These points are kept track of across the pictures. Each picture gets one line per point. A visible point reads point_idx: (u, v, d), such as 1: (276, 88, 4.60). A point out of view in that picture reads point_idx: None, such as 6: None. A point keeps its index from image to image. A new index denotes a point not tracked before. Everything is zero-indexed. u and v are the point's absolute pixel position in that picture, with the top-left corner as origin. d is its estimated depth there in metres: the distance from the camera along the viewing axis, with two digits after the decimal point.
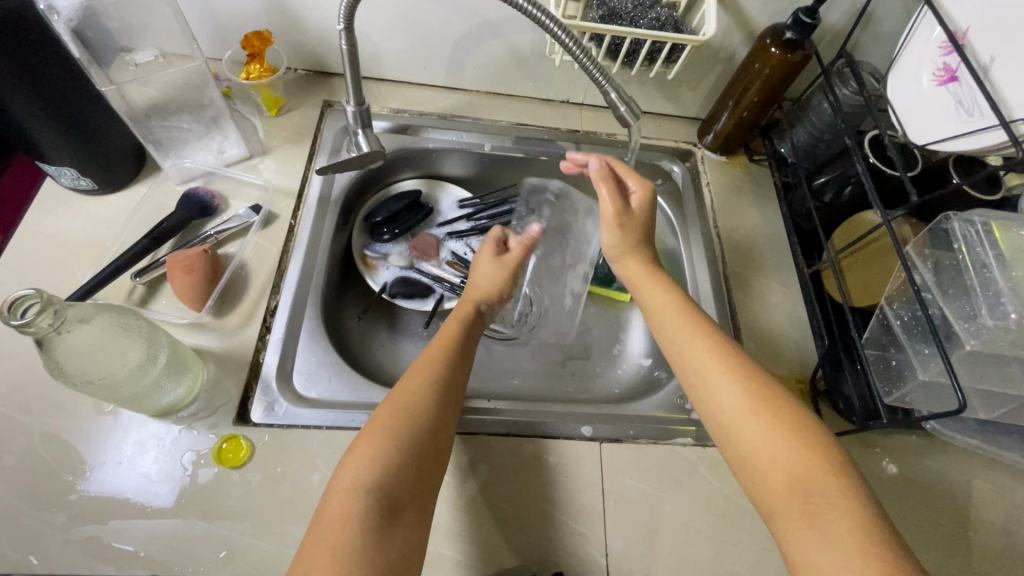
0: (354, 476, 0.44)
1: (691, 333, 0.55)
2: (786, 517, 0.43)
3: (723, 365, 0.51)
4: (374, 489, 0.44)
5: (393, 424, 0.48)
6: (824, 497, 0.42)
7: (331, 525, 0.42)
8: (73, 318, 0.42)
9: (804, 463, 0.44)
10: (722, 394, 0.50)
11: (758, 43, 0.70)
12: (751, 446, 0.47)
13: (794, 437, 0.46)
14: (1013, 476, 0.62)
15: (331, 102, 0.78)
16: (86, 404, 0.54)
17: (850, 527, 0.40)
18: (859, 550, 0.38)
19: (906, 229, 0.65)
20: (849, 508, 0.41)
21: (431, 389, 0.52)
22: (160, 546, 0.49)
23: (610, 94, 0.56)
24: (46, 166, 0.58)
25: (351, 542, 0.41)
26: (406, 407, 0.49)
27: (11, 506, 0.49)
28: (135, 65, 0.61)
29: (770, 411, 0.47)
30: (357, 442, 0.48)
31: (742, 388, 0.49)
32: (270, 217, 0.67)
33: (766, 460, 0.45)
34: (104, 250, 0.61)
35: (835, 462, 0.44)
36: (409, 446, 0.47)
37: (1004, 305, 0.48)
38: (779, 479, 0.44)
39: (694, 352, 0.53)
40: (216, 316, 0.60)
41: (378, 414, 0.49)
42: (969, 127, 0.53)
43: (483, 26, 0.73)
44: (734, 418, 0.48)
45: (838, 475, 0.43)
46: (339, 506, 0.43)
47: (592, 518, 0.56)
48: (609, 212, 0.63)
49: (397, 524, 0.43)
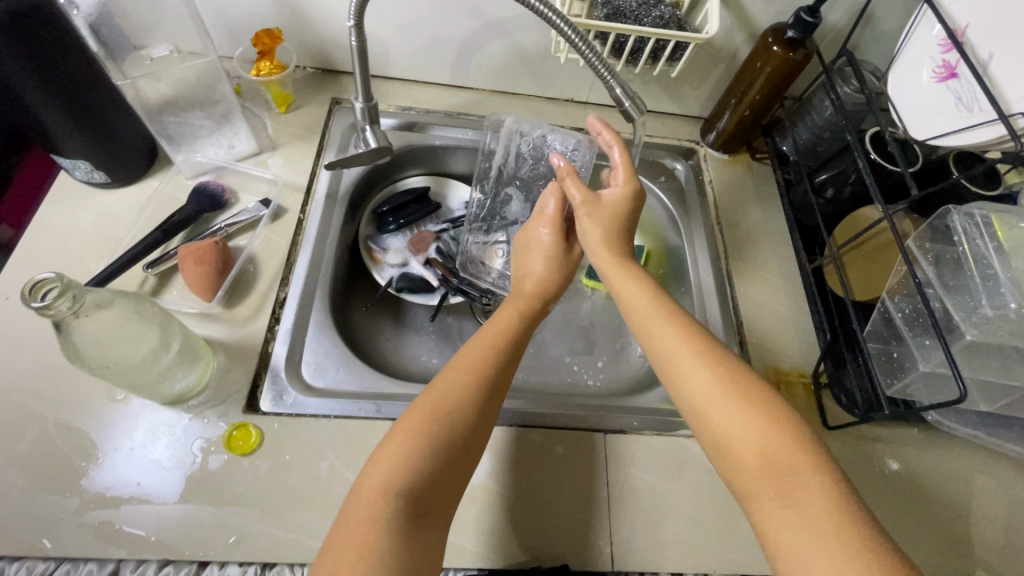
0: (385, 478, 0.43)
1: (660, 318, 0.53)
2: (763, 502, 0.43)
3: (694, 351, 0.50)
4: (405, 492, 0.43)
5: (432, 426, 0.46)
6: (799, 478, 0.42)
7: (360, 524, 0.41)
8: (92, 303, 0.43)
9: (777, 448, 0.44)
10: (694, 380, 0.49)
11: (761, 42, 0.71)
12: (725, 432, 0.46)
13: (764, 419, 0.45)
14: (1014, 469, 0.62)
15: (339, 100, 0.79)
16: (99, 392, 0.55)
17: (827, 509, 0.40)
18: (836, 534, 0.39)
19: (907, 224, 0.66)
20: (825, 491, 0.41)
21: (474, 387, 0.49)
22: (171, 531, 0.50)
23: (615, 89, 0.58)
24: (61, 159, 0.60)
25: (378, 542, 0.40)
26: (450, 407, 0.48)
27: (25, 490, 0.50)
28: (150, 60, 0.63)
29: (741, 395, 0.47)
30: (387, 440, 0.46)
31: (714, 373, 0.48)
32: (279, 211, 0.68)
33: (740, 446, 0.45)
34: (117, 241, 0.62)
35: (801, 440, 0.44)
36: (445, 451, 0.46)
37: (1003, 295, 0.49)
38: (755, 464, 0.44)
39: (664, 336, 0.52)
40: (226, 307, 0.61)
41: (411, 411, 0.48)
42: (968, 123, 0.54)
43: (490, 25, 0.74)
44: (709, 403, 0.47)
45: (810, 455, 0.43)
46: (368, 506, 0.42)
47: (596, 508, 0.56)
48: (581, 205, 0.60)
49: (424, 525, 0.43)
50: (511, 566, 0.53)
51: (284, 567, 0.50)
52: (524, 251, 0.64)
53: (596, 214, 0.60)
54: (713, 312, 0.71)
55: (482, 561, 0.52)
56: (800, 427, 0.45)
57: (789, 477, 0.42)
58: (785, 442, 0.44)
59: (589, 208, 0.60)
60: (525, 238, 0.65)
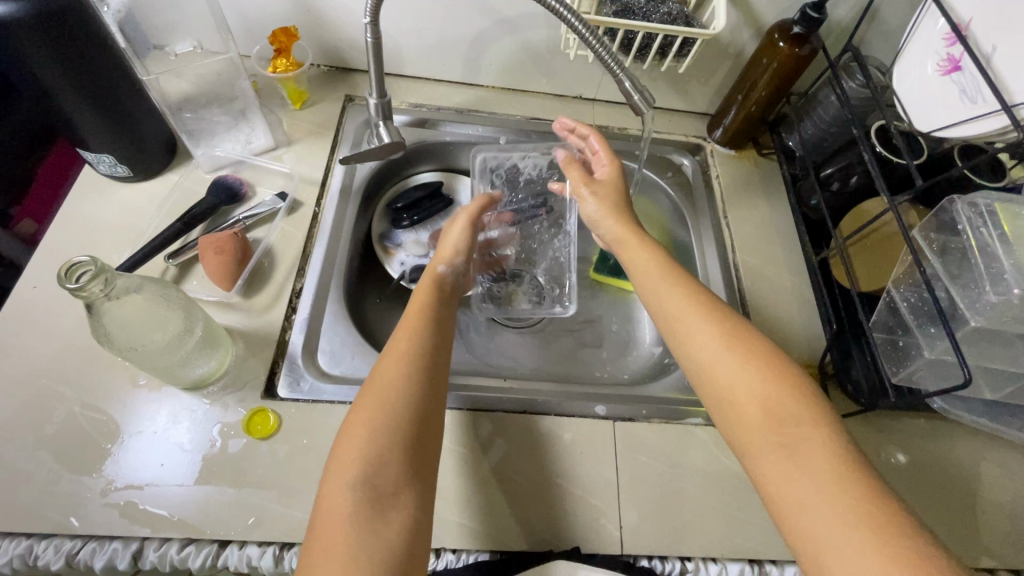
0: (344, 475, 0.46)
1: (665, 282, 0.57)
2: (763, 455, 0.45)
3: (698, 314, 0.53)
4: (362, 482, 0.45)
5: (376, 415, 0.49)
6: (800, 429, 0.44)
7: (331, 523, 0.43)
8: (122, 287, 0.45)
9: (776, 403, 0.46)
10: (699, 340, 0.52)
11: (767, 38, 0.72)
12: (730, 386, 0.48)
13: (764, 376, 0.48)
14: (1019, 458, 0.63)
15: (353, 97, 0.81)
16: (122, 378, 0.56)
17: (826, 456, 0.42)
18: (834, 481, 0.41)
19: (912, 215, 0.66)
20: (824, 443, 0.43)
21: (406, 372, 0.52)
22: (193, 511, 0.51)
23: (625, 83, 0.59)
24: (86, 153, 0.61)
25: (350, 527, 0.43)
26: (382, 391, 0.50)
27: (53, 470, 0.52)
28: (174, 56, 0.64)
29: (745, 351, 0.50)
30: (342, 439, 0.48)
31: (715, 334, 0.51)
32: (295, 205, 0.70)
33: (739, 400, 0.48)
34: (139, 233, 0.64)
35: (803, 395, 0.46)
36: (393, 435, 0.48)
37: (1006, 282, 0.48)
38: (756, 416, 0.46)
39: (670, 298, 0.55)
40: (245, 297, 0.63)
41: (360, 400, 0.51)
42: (972, 114, 0.55)
43: (500, 23, 0.75)
44: (714, 360, 0.50)
45: (811, 408, 0.46)
46: (334, 507, 0.44)
47: (606, 493, 0.57)
48: (593, 190, 0.67)
49: (391, 509, 0.45)
50: (521, 549, 0.54)
51: (301, 547, 0.51)
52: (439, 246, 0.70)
53: (601, 194, 0.66)
54: None
55: (494, 542, 0.54)
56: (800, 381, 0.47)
57: (784, 432, 0.45)
58: (787, 398, 0.46)
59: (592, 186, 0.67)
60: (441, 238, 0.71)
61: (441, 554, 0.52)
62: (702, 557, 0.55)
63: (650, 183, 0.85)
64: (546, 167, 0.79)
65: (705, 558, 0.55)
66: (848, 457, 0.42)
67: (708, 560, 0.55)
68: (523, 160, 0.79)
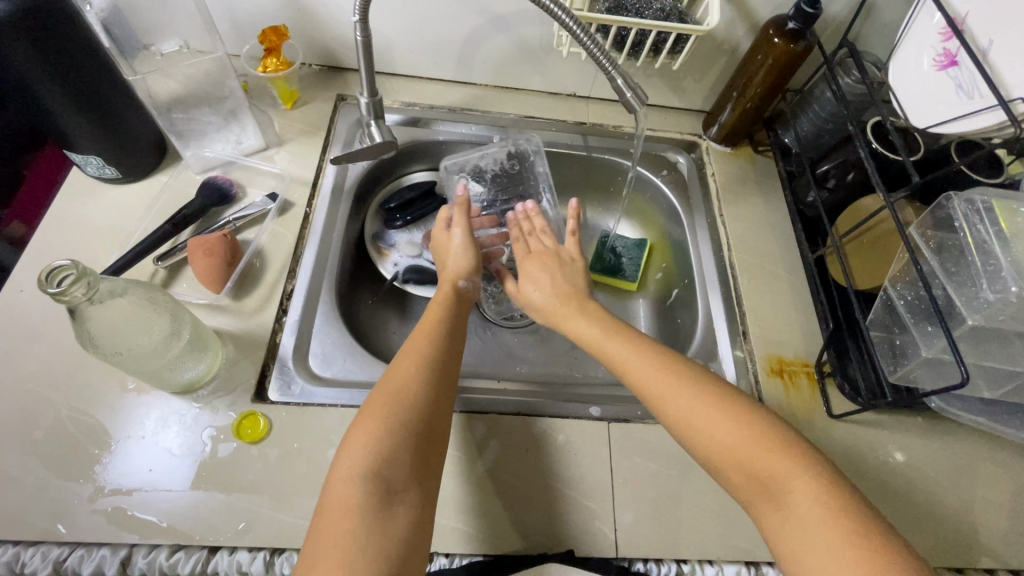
0: (351, 468, 0.45)
1: (623, 345, 0.57)
2: (756, 504, 0.46)
3: (665, 371, 0.54)
4: (370, 476, 0.44)
5: (387, 413, 0.48)
6: (782, 478, 0.45)
7: (338, 516, 0.43)
8: (105, 291, 0.44)
9: (757, 451, 0.47)
10: (670, 397, 0.52)
11: (762, 34, 0.71)
12: (710, 438, 0.49)
13: (737, 420, 0.49)
14: (1016, 457, 0.63)
15: (345, 96, 0.80)
16: (111, 382, 0.56)
17: (811, 499, 0.43)
18: (824, 524, 0.42)
19: (909, 213, 0.65)
20: (808, 487, 0.44)
21: (419, 375, 0.52)
22: (182, 517, 0.51)
23: (617, 80, 0.58)
24: (73, 154, 0.61)
25: (357, 526, 0.42)
26: (395, 391, 0.50)
27: (41, 477, 0.51)
28: (161, 56, 0.64)
29: (719, 404, 0.50)
30: (351, 433, 0.48)
31: (687, 388, 0.52)
32: (286, 205, 0.69)
33: (716, 443, 0.48)
34: (128, 234, 0.64)
35: (780, 434, 0.48)
36: (405, 434, 0.47)
37: (1004, 278, 0.48)
38: (735, 464, 0.47)
39: (626, 355, 0.56)
40: (235, 299, 0.62)
41: (367, 405, 0.50)
42: (968, 109, 0.55)
43: (492, 20, 0.75)
44: (690, 413, 0.50)
45: (788, 451, 0.46)
46: (340, 500, 0.43)
47: (600, 495, 0.57)
48: (534, 274, 0.67)
49: (397, 504, 0.44)
50: (514, 551, 0.53)
51: (293, 552, 0.50)
52: (441, 256, 0.68)
53: (542, 277, 0.67)
54: (716, 306, 0.72)
55: (487, 546, 0.53)
56: (772, 425, 0.48)
57: (765, 470, 0.46)
58: (767, 439, 0.47)
59: (538, 261, 0.68)
60: (438, 242, 0.70)
61: (434, 558, 0.52)
62: (698, 559, 0.55)
63: (645, 181, 0.85)
64: (505, 158, 0.81)
65: (700, 561, 0.55)
66: (830, 497, 0.43)
67: (704, 563, 0.55)
68: (483, 157, 0.80)
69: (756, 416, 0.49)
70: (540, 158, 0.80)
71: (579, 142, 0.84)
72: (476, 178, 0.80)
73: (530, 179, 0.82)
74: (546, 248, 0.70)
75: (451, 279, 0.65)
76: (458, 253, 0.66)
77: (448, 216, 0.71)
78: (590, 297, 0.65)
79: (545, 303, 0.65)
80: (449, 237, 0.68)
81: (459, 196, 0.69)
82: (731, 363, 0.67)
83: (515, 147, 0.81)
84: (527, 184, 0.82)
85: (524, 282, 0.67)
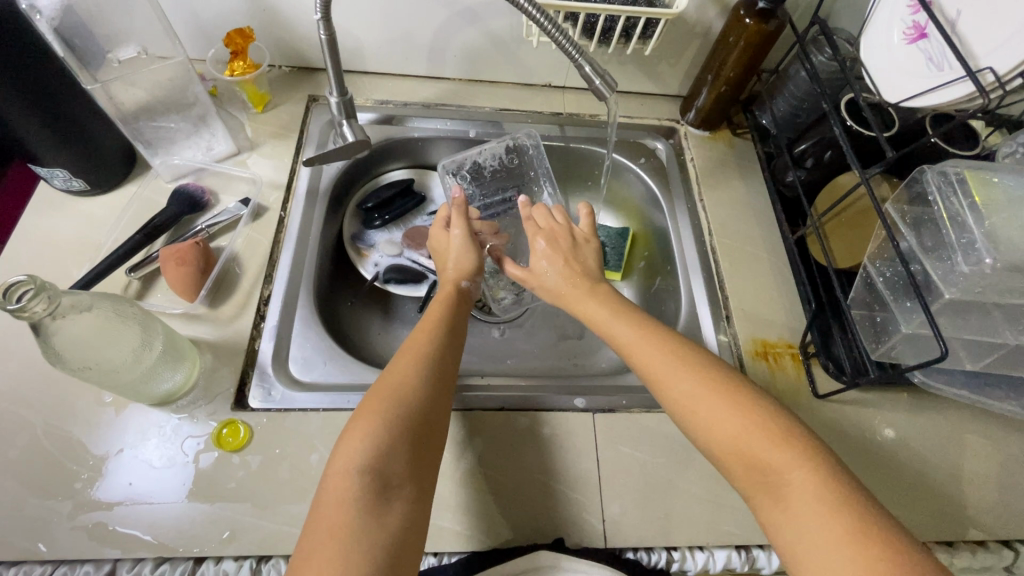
0: (350, 458, 0.45)
1: (625, 326, 0.57)
2: (752, 497, 0.46)
3: (668, 355, 0.53)
4: (367, 469, 0.44)
5: (387, 406, 0.48)
6: (781, 464, 0.45)
7: (332, 507, 0.42)
8: (68, 305, 0.44)
9: (758, 437, 0.46)
10: (673, 381, 0.51)
11: (733, 15, 0.70)
12: (710, 422, 0.48)
13: (739, 407, 0.48)
14: (1000, 428, 0.63)
15: (316, 97, 0.79)
16: (87, 397, 0.55)
17: (808, 484, 0.43)
18: (820, 507, 0.42)
19: (885, 188, 0.66)
20: (804, 475, 0.44)
21: (421, 370, 0.52)
22: (167, 529, 0.50)
23: (585, 68, 0.57)
24: (38, 168, 0.60)
25: (352, 521, 0.41)
26: (396, 385, 0.50)
27: (19, 496, 0.50)
28: (118, 62, 0.61)
29: (721, 390, 0.50)
30: (352, 424, 0.47)
31: (687, 369, 0.52)
32: (260, 210, 0.68)
33: (717, 432, 0.48)
34: (98, 247, 0.63)
35: (778, 423, 0.47)
36: (403, 429, 0.47)
37: (978, 252, 0.47)
38: (736, 454, 0.47)
39: (629, 337, 0.56)
40: (211, 308, 0.61)
41: (366, 400, 0.49)
42: (939, 82, 0.54)
43: (461, 13, 0.74)
44: (692, 397, 0.50)
45: (789, 436, 0.46)
46: (337, 489, 0.43)
47: (588, 486, 0.57)
48: (543, 249, 0.65)
49: (393, 498, 0.44)
50: (503, 546, 0.53)
51: (279, 559, 0.50)
52: (440, 255, 0.66)
53: (554, 253, 0.65)
54: (699, 291, 0.72)
55: (477, 544, 0.53)
56: (771, 410, 0.48)
57: (763, 459, 0.45)
58: (764, 426, 0.47)
59: (548, 238, 0.66)
60: (438, 244, 0.67)
61: (424, 558, 0.51)
62: (688, 546, 0.55)
63: (622, 168, 0.84)
64: (504, 152, 0.79)
65: (692, 547, 0.55)
66: (826, 483, 0.43)
67: (695, 549, 0.55)
68: (481, 153, 0.78)
69: (757, 402, 0.49)
70: (540, 148, 0.78)
71: (556, 132, 0.83)
72: (475, 175, 0.79)
73: (530, 173, 0.81)
74: (558, 224, 0.68)
75: (455, 279, 0.64)
76: (466, 252, 0.65)
77: (447, 215, 0.69)
78: (600, 279, 0.64)
79: (558, 295, 0.63)
80: (450, 237, 0.66)
81: (458, 196, 0.68)
82: (714, 346, 0.67)
83: (514, 141, 0.79)
84: (526, 180, 0.81)
85: (535, 261, 0.65)
